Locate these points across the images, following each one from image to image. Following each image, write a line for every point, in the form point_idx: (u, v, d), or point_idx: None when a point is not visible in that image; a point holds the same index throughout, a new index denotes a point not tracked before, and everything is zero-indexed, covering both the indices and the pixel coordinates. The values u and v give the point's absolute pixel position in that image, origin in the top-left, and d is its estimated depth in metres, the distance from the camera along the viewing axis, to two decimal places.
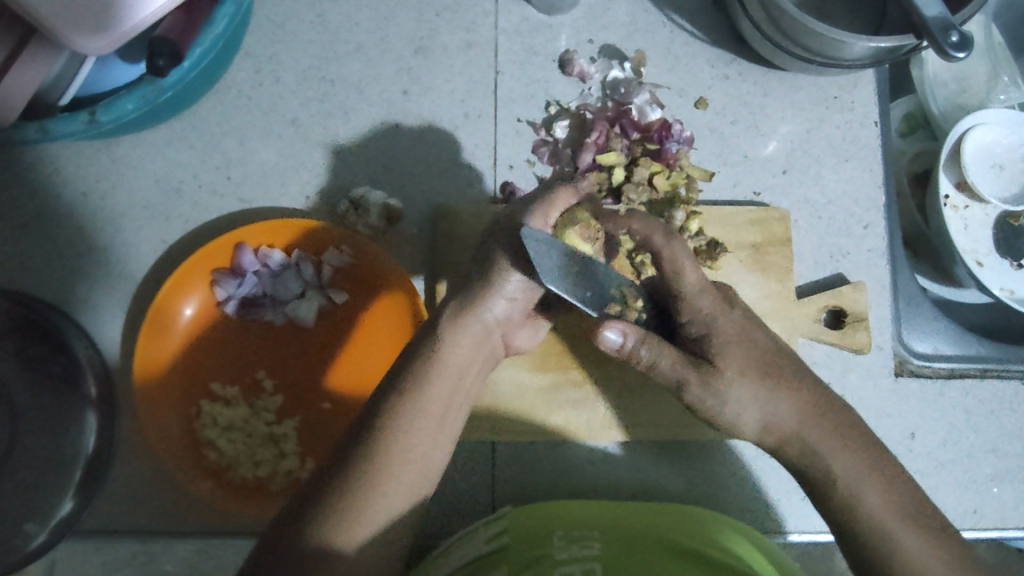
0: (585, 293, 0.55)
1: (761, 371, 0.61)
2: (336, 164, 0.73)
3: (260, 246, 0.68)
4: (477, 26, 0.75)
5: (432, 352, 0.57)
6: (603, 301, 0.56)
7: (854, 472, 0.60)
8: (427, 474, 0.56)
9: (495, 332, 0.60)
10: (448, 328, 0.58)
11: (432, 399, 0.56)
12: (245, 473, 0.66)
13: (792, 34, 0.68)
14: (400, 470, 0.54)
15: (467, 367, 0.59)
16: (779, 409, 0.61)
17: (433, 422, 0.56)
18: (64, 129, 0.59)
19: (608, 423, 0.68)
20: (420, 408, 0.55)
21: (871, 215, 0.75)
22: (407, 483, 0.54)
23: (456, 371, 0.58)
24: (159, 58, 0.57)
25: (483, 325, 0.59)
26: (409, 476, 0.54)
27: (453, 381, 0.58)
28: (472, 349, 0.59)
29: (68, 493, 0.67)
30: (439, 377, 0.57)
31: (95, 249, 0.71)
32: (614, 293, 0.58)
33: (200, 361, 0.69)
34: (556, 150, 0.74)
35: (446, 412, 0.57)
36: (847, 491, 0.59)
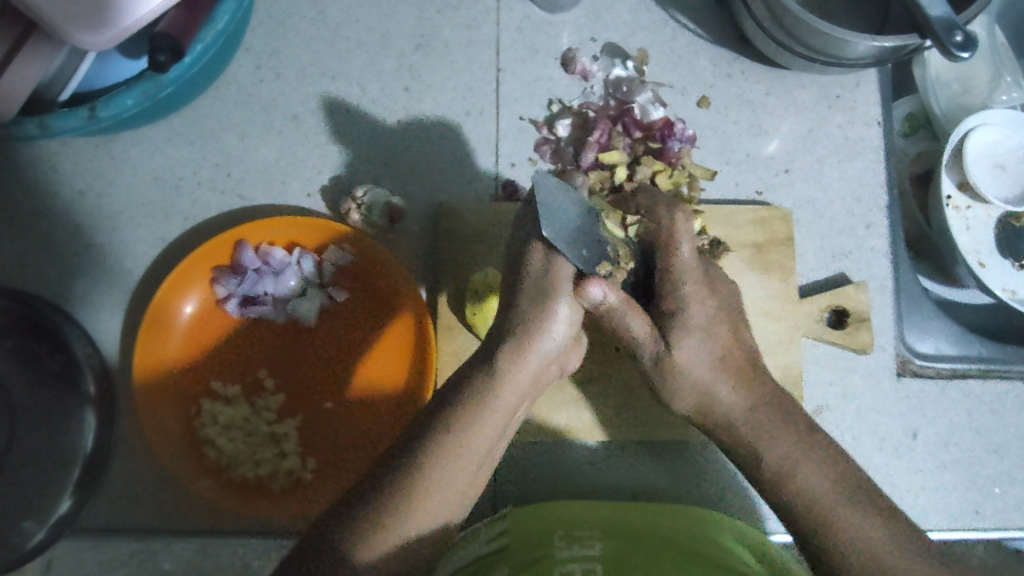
0: (580, 250, 0.56)
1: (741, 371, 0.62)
2: (336, 161, 0.72)
3: (261, 243, 0.68)
4: (479, 23, 0.75)
5: (486, 375, 0.57)
6: (598, 258, 0.57)
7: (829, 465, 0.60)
8: (466, 493, 0.58)
9: (549, 366, 0.59)
10: (503, 355, 0.57)
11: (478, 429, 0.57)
12: (246, 472, 0.65)
13: (795, 33, 0.68)
14: (437, 491, 0.56)
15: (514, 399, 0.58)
16: (755, 407, 0.62)
17: (477, 455, 0.57)
18: (63, 125, 0.59)
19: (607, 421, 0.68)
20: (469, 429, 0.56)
21: (872, 215, 0.74)
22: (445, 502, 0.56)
23: (508, 397, 0.57)
24: (161, 54, 0.57)
25: (540, 358, 0.57)
26: (448, 494, 0.56)
27: (501, 412, 0.58)
28: (526, 378, 0.58)
29: (66, 492, 0.66)
30: (487, 408, 0.57)
31: (93, 246, 0.70)
32: (608, 253, 0.57)
33: (199, 359, 0.68)
34: (557, 148, 0.73)
35: (488, 441, 0.58)
36: (822, 489, 0.59)
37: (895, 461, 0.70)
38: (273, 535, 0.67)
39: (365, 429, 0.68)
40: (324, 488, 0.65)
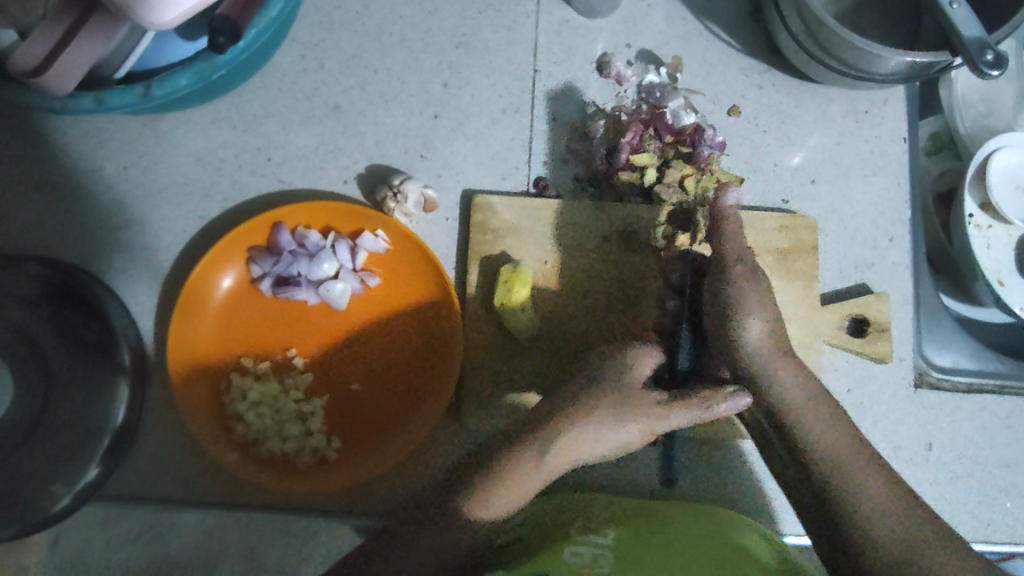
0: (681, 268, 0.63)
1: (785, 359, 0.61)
2: (375, 152, 0.74)
3: (297, 226, 0.70)
4: (519, 25, 0.77)
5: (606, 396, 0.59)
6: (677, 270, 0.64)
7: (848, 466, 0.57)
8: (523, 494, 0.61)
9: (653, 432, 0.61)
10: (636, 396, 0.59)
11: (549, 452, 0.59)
12: (273, 448, 0.67)
13: (829, 47, 0.70)
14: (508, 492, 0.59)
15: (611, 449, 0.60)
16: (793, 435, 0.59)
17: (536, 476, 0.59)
18: (117, 101, 0.61)
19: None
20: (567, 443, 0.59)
21: (896, 229, 0.76)
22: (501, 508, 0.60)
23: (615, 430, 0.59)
24: (219, 35, 0.59)
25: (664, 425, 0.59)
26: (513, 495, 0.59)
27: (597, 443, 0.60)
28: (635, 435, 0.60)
29: (93, 459, 0.67)
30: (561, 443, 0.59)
31: (133, 221, 0.72)
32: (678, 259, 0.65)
33: (231, 336, 0.70)
34: (589, 149, 0.75)
35: (561, 465, 0.60)
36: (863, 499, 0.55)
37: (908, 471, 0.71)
38: (294, 511, 0.69)
39: (385, 406, 0.70)
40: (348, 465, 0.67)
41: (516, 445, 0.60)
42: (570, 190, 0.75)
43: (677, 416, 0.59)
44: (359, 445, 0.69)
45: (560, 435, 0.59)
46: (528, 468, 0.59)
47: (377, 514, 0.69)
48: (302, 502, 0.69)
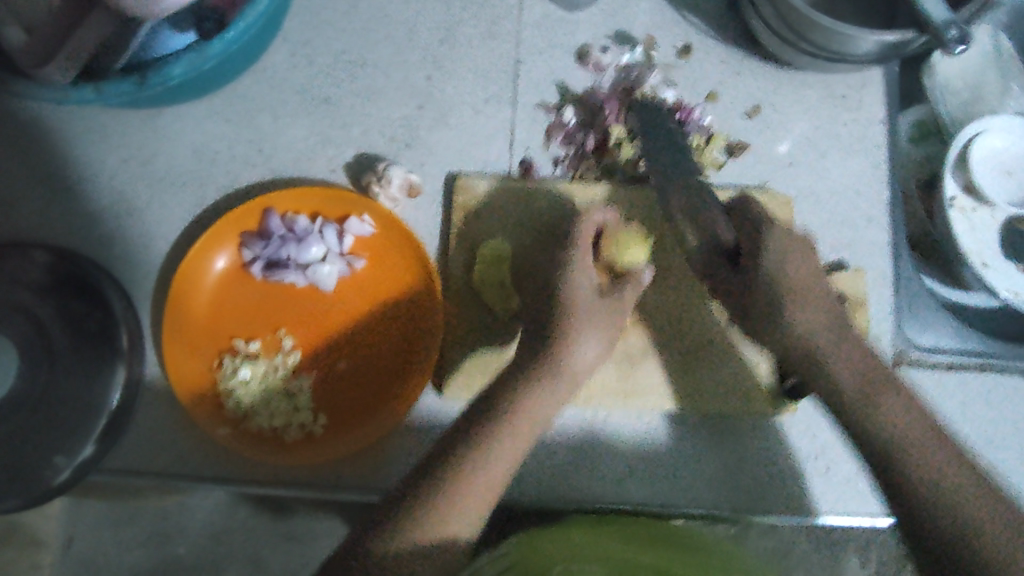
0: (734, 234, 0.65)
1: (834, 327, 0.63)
2: (362, 142, 0.77)
3: (287, 212, 0.73)
4: (501, 20, 0.80)
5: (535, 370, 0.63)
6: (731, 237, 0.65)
7: (853, 353, 0.61)
8: (490, 492, 0.59)
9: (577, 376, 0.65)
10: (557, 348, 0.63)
11: (509, 436, 0.61)
12: (262, 423, 0.70)
13: (800, 31, 0.71)
14: (475, 475, 0.59)
15: (549, 402, 0.63)
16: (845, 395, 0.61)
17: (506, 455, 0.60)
18: (117, 90, 0.64)
19: (671, 336, 0.74)
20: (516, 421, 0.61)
21: (874, 209, 0.77)
22: (488, 482, 0.59)
23: (550, 394, 0.63)
24: (205, 22, 0.63)
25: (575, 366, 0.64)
26: (490, 477, 0.59)
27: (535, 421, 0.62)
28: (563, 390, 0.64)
29: (90, 438, 0.70)
30: (515, 430, 0.61)
31: (132, 210, 0.76)
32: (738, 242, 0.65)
33: (223, 315, 0.73)
34: (567, 131, 0.77)
35: (519, 445, 0.61)
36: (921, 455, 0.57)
37: None
38: (282, 486, 0.71)
39: (371, 383, 0.73)
40: (335, 441, 0.70)
41: (467, 439, 0.60)
42: (551, 172, 0.77)
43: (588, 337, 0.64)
44: (346, 422, 0.72)
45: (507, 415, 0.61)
46: (486, 448, 0.59)
47: (371, 490, 0.71)
48: (295, 477, 0.71)
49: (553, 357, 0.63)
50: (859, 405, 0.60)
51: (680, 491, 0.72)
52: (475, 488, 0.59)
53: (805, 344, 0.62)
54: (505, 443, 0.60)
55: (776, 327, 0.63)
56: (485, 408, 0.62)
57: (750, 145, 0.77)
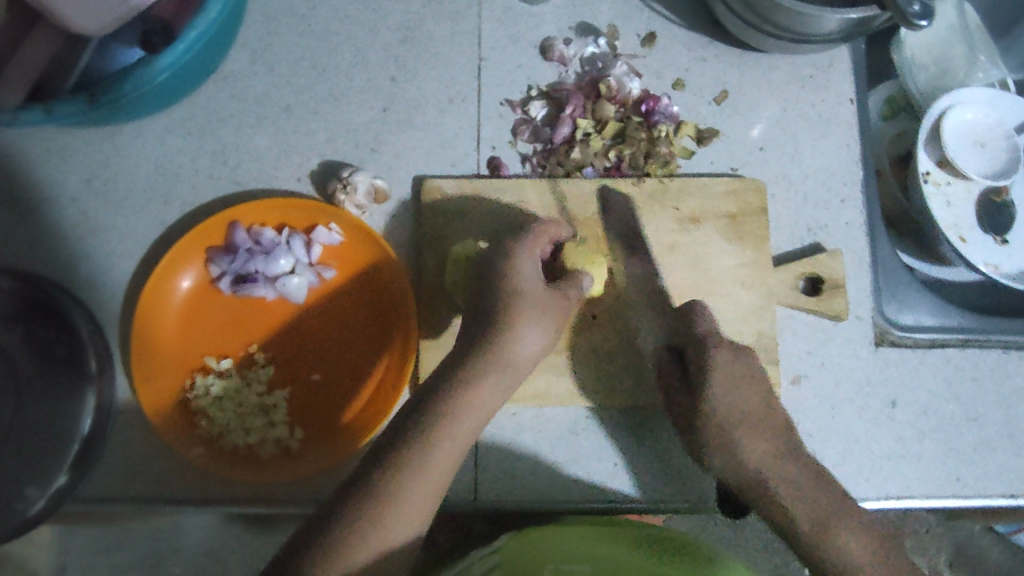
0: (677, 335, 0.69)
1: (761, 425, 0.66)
2: (326, 149, 0.76)
3: (252, 225, 0.71)
4: (462, 16, 0.79)
5: (475, 361, 0.61)
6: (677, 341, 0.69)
7: (807, 490, 0.64)
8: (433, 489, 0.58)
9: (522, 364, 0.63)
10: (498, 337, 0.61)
11: (448, 436, 0.59)
12: (237, 441, 0.69)
13: (763, 13, 0.70)
14: (419, 473, 0.57)
15: (494, 390, 0.61)
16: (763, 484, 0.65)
17: (446, 454, 0.58)
18: (68, 109, 0.62)
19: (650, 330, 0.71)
20: (456, 412, 0.59)
21: (847, 189, 0.76)
22: (434, 479, 0.58)
23: (492, 383, 0.61)
24: (153, 36, 0.62)
25: (518, 354, 0.62)
26: (434, 474, 0.58)
27: (477, 411, 0.61)
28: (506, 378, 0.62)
29: (63, 466, 0.68)
30: (455, 420, 0.59)
31: (95, 230, 0.74)
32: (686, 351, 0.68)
33: (193, 333, 0.71)
34: (535, 127, 0.76)
35: (460, 438, 0.59)
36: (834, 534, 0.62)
37: (874, 430, 0.70)
38: (262, 503, 0.70)
39: (345, 392, 0.72)
40: (312, 454, 0.68)
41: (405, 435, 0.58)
42: (520, 169, 0.76)
43: (530, 325, 0.62)
44: (323, 434, 0.70)
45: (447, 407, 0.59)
46: (425, 442, 0.58)
47: None
48: (275, 493, 0.70)
49: (495, 349, 0.61)
50: (817, 524, 0.63)
51: (668, 487, 0.71)
52: (419, 486, 0.57)
53: (754, 468, 0.65)
54: (445, 437, 0.59)
55: (730, 449, 0.65)
56: (427, 396, 0.61)
57: (720, 131, 0.76)
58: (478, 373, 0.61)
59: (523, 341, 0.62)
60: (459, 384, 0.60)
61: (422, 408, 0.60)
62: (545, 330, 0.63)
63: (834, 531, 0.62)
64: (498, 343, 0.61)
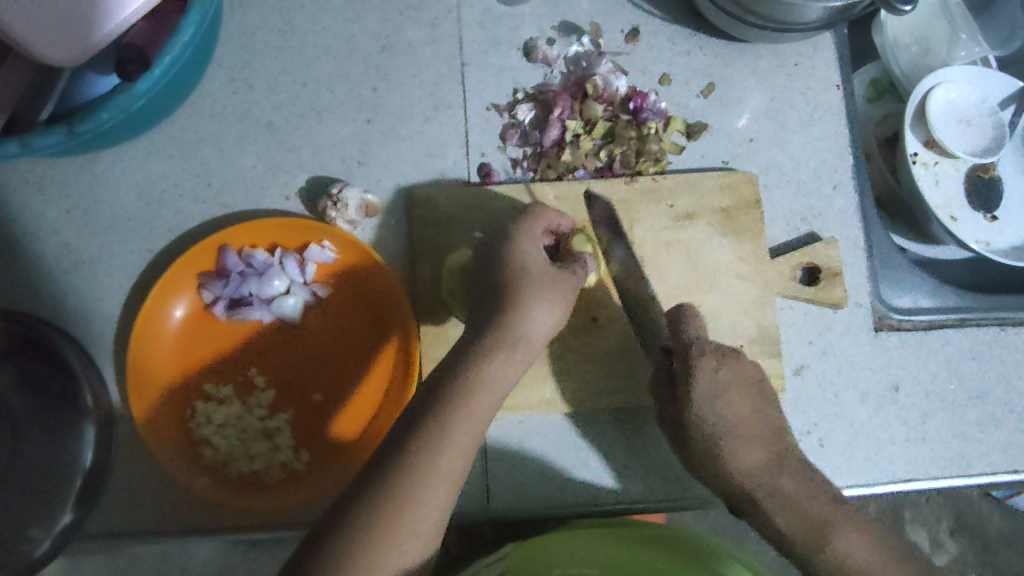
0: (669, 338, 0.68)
1: (746, 426, 0.67)
2: (313, 166, 0.74)
3: (243, 247, 0.70)
4: (441, 21, 0.77)
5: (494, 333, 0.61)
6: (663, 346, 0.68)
7: (794, 500, 0.64)
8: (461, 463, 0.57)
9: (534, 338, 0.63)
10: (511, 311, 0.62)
11: (469, 408, 0.58)
12: (243, 468, 0.68)
13: (746, 5, 0.70)
14: (445, 446, 0.56)
15: (512, 361, 0.61)
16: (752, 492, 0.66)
17: (465, 439, 0.57)
18: (43, 142, 0.59)
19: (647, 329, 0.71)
20: (477, 385, 0.59)
21: (839, 176, 0.76)
22: (460, 452, 0.57)
23: (508, 354, 0.61)
24: (127, 64, 0.59)
25: (531, 328, 0.62)
26: (459, 447, 0.57)
27: (496, 385, 0.60)
28: (521, 351, 0.62)
29: (67, 503, 0.67)
30: (476, 395, 0.59)
31: (81, 262, 0.72)
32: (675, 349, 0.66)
33: (190, 361, 0.70)
34: (524, 131, 0.75)
35: (484, 405, 0.59)
36: (833, 535, 0.63)
37: (878, 415, 0.71)
38: (273, 529, 0.69)
39: (350, 411, 0.71)
40: (320, 476, 0.68)
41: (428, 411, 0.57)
42: (510, 175, 0.75)
43: (539, 300, 0.62)
44: (329, 455, 0.69)
45: (468, 379, 0.59)
46: (448, 416, 0.57)
47: None
48: (285, 518, 0.69)
49: (505, 332, 0.61)
50: (811, 531, 0.63)
51: (679, 485, 0.72)
52: (446, 458, 0.56)
53: (746, 476, 0.66)
54: (468, 410, 0.58)
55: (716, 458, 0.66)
56: (447, 372, 0.60)
57: (708, 125, 0.76)
58: (495, 347, 0.61)
59: (534, 315, 0.62)
60: (478, 356, 0.60)
61: (439, 393, 0.58)
62: (555, 308, 0.63)
63: (830, 534, 0.63)
64: (507, 325, 0.62)
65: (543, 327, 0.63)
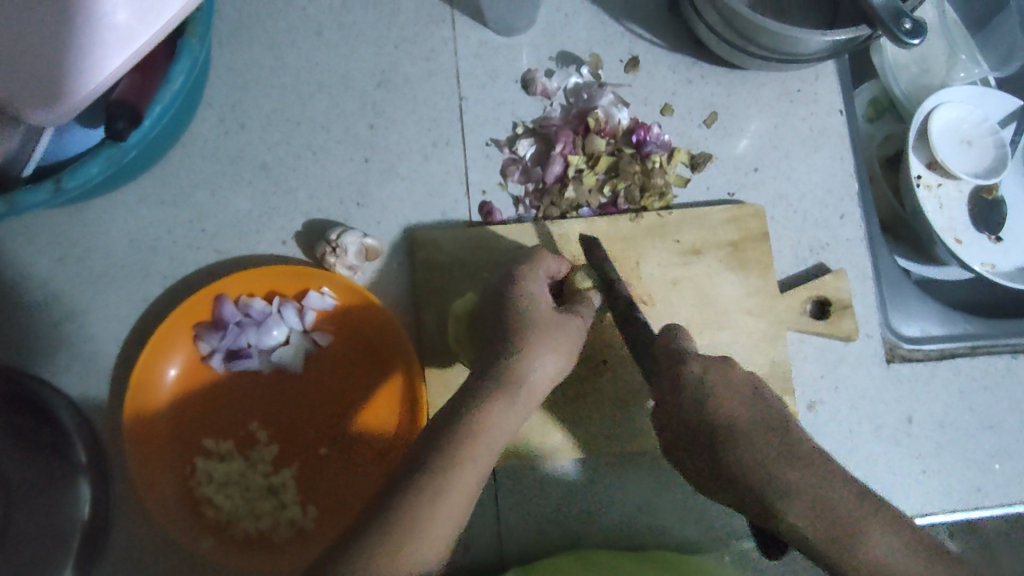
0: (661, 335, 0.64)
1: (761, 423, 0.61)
2: (310, 208, 0.72)
3: (240, 296, 0.67)
4: (437, 54, 0.75)
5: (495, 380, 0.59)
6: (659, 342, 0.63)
7: (825, 497, 0.57)
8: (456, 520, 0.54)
9: (537, 387, 0.60)
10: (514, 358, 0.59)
11: (469, 461, 0.55)
12: (247, 527, 0.66)
13: (748, 35, 0.69)
14: (442, 503, 0.53)
15: (513, 410, 0.58)
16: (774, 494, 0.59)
17: (464, 492, 0.54)
18: (30, 200, 0.57)
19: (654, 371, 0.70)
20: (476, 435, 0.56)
21: (846, 204, 0.75)
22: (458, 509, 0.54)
23: (510, 403, 0.58)
24: (117, 120, 0.56)
25: (535, 376, 0.60)
26: (455, 504, 0.54)
27: (497, 437, 0.57)
28: (524, 401, 0.59)
29: (66, 564, 0.65)
30: (475, 447, 0.56)
31: (71, 315, 0.70)
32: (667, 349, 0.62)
33: (188, 418, 0.68)
34: (525, 168, 0.74)
35: (484, 457, 0.56)
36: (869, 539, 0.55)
37: (893, 448, 0.70)
38: None
39: (354, 462, 0.69)
40: (328, 532, 0.66)
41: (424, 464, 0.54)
42: (513, 213, 0.73)
43: (540, 347, 0.60)
44: (335, 509, 0.67)
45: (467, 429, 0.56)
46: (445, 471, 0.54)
47: None
48: None
49: (504, 380, 0.59)
50: (841, 529, 0.56)
51: (692, 524, 0.71)
52: (442, 515, 0.53)
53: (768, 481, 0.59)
54: (467, 464, 0.55)
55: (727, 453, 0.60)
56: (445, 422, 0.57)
57: (713, 155, 0.74)
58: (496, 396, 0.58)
59: (538, 362, 0.60)
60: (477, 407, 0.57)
61: (436, 441, 0.55)
62: (557, 356, 0.61)
63: (864, 535, 0.55)
64: (508, 373, 0.59)
65: (547, 374, 0.60)
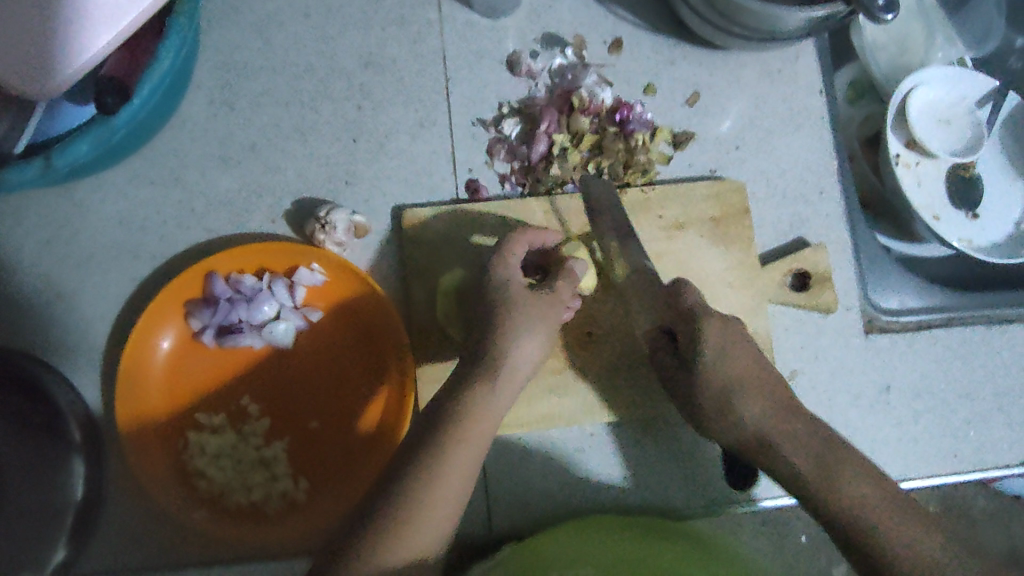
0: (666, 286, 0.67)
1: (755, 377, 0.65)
2: (299, 187, 0.73)
3: (230, 272, 0.68)
4: (423, 37, 0.76)
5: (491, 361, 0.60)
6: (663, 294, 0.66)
7: (803, 437, 0.62)
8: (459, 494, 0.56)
9: (524, 363, 0.62)
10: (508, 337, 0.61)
11: (467, 439, 0.57)
12: (240, 498, 0.67)
13: (729, 15, 0.70)
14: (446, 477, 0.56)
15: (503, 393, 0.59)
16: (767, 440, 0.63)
17: (464, 468, 0.57)
18: (19, 176, 0.58)
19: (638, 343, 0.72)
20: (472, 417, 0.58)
21: (825, 181, 0.77)
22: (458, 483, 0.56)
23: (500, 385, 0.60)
24: (106, 96, 0.59)
25: (525, 352, 0.61)
26: (458, 477, 0.56)
27: (488, 420, 0.59)
28: (510, 378, 0.60)
29: (59, 541, 0.66)
30: (472, 427, 0.58)
31: (62, 295, 0.71)
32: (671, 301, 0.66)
33: (180, 392, 0.69)
34: (511, 146, 0.75)
35: (481, 435, 0.58)
36: (840, 484, 0.59)
37: (872, 416, 0.72)
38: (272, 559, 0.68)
39: (346, 436, 0.70)
40: (320, 504, 0.68)
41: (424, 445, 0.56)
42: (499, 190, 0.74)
43: (526, 323, 0.62)
44: (327, 481, 0.69)
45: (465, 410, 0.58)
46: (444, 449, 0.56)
47: None
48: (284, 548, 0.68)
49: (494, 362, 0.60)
50: (821, 474, 0.60)
51: (677, 492, 0.72)
52: (447, 488, 0.55)
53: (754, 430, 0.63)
54: (463, 444, 0.57)
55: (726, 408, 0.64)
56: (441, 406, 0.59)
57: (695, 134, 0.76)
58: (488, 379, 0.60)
59: (528, 338, 0.61)
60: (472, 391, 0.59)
61: (433, 424, 0.58)
62: (539, 333, 0.62)
63: (842, 477, 0.60)
64: (498, 355, 0.60)
65: (534, 348, 0.62)
